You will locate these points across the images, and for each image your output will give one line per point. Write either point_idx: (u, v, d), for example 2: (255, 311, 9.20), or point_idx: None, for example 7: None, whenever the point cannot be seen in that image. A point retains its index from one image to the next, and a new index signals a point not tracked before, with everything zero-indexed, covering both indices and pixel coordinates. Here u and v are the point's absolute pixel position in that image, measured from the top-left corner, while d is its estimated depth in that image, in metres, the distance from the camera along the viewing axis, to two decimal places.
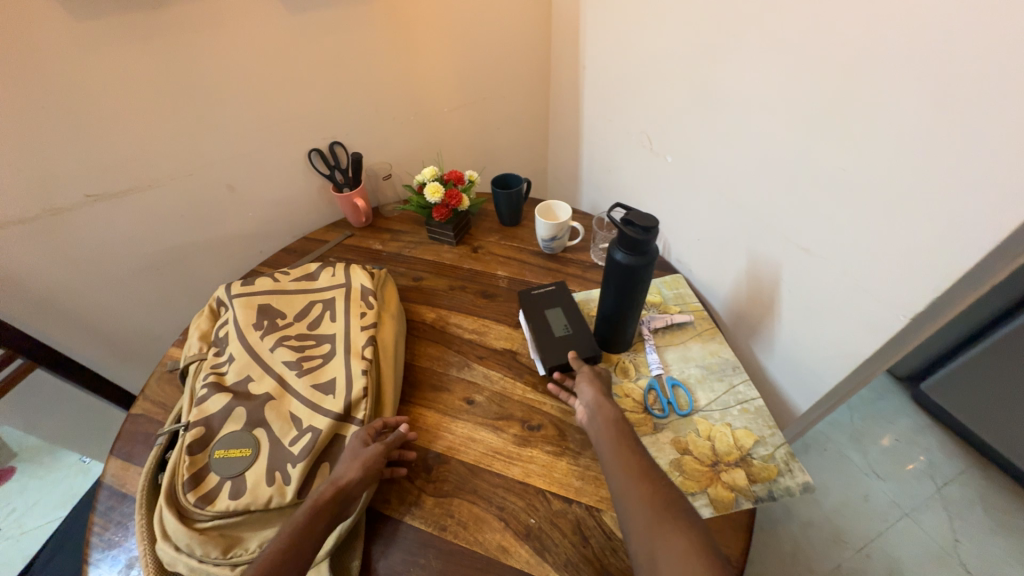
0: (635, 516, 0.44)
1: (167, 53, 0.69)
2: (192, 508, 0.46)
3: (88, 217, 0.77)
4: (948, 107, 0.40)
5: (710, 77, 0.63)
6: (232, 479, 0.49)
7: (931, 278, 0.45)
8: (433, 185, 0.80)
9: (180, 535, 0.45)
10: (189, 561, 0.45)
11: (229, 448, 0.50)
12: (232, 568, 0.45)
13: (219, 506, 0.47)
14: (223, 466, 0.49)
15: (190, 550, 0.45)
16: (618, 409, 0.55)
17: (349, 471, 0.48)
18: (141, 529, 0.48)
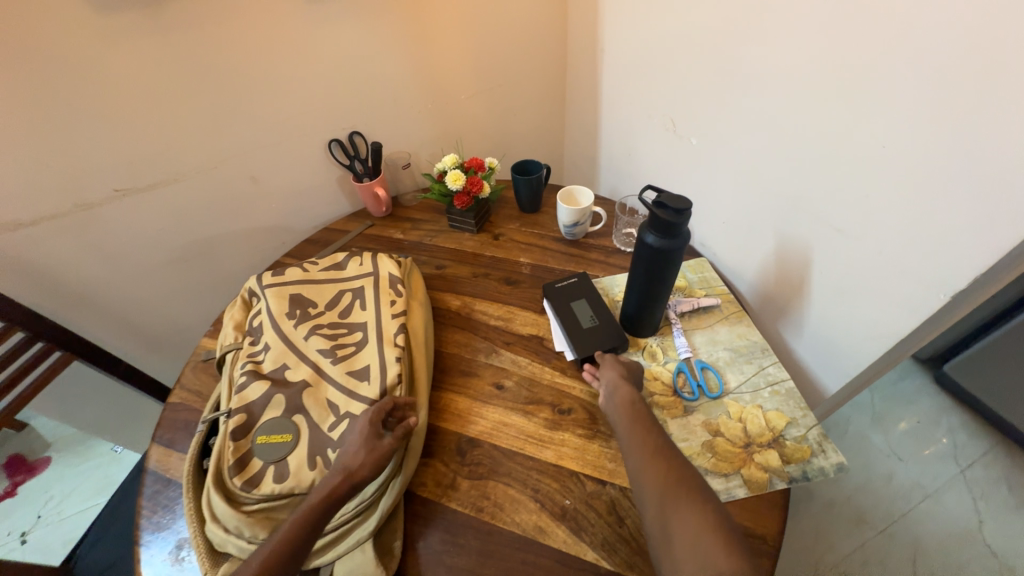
0: (650, 495, 0.46)
1: (187, 45, 0.69)
2: (238, 492, 0.48)
3: (116, 211, 0.78)
4: (992, 79, 0.38)
5: (736, 54, 0.62)
6: (275, 463, 0.50)
7: (970, 256, 0.44)
8: (454, 173, 0.80)
9: (229, 518, 0.47)
10: (239, 542, 0.46)
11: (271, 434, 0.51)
12: None
13: (264, 489, 0.48)
14: (266, 452, 0.50)
15: (239, 533, 0.47)
16: (639, 395, 0.56)
17: (358, 463, 0.48)
18: (190, 511, 0.50)
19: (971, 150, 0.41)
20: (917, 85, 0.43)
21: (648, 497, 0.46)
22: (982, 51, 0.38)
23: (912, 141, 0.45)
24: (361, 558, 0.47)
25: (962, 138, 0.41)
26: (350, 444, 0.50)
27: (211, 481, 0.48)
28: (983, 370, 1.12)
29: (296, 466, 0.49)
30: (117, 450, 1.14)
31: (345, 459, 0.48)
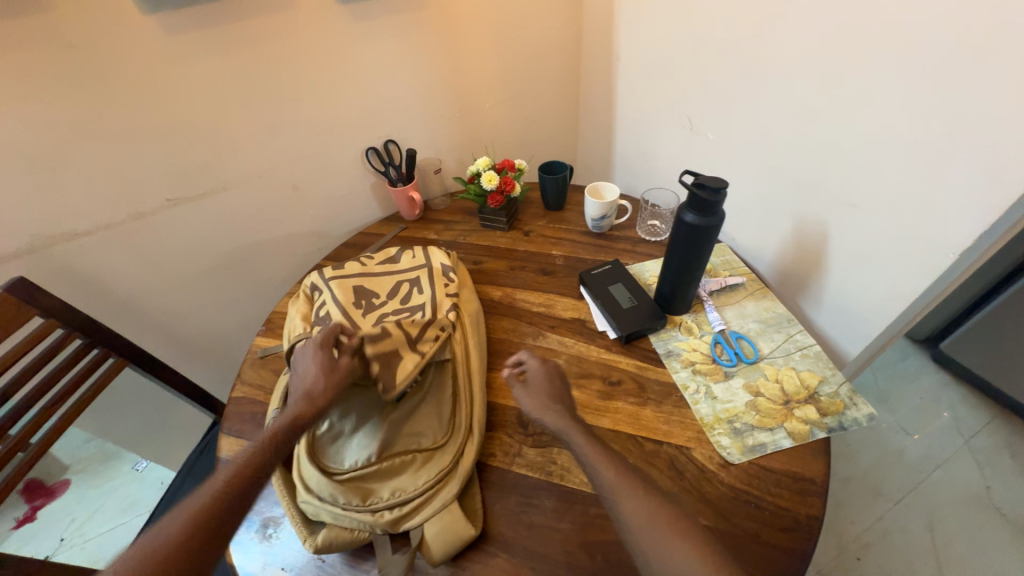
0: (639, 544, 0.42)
1: (243, 62, 0.74)
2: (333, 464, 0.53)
3: (168, 220, 0.81)
4: (988, 65, 0.45)
5: (752, 53, 0.69)
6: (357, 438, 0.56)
7: (975, 217, 0.50)
8: (489, 174, 0.86)
9: (325, 486, 0.51)
10: (332, 508, 0.50)
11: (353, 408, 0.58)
12: (372, 513, 0.50)
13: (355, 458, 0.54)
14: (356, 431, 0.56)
15: (333, 500, 0.51)
16: (569, 416, 0.52)
17: (314, 385, 0.53)
18: (280, 487, 0.53)
19: (970, 126, 0.48)
20: (924, 72, 0.50)
21: (637, 521, 0.43)
22: (979, 40, 0.45)
23: (921, 123, 0.52)
24: (449, 518, 0.51)
25: (968, 121, 0.48)
26: (306, 372, 0.55)
27: (306, 450, 0.54)
28: (976, 344, 1.20)
29: (386, 439, 0.55)
30: (140, 466, 1.11)
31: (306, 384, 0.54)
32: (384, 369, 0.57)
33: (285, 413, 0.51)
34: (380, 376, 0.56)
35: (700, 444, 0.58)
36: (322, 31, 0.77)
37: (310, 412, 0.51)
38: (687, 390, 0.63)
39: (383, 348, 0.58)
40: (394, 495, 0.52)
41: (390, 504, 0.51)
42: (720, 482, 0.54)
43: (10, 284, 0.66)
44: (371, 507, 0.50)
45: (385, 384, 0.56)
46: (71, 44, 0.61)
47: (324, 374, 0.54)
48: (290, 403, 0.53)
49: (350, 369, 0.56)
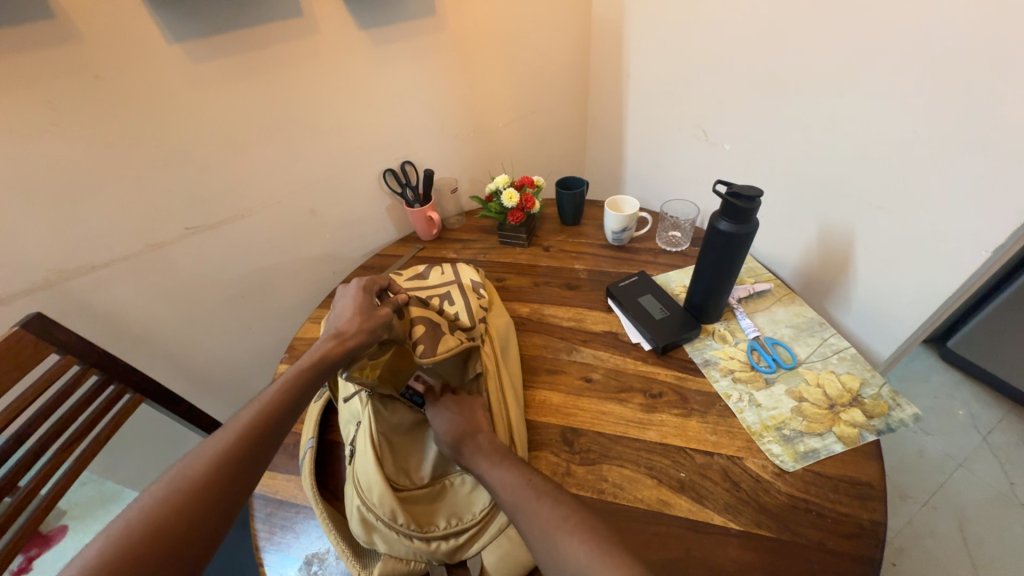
0: (534, 533, 0.44)
1: (265, 88, 0.74)
2: (393, 478, 0.51)
3: (185, 248, 0.79)
4: (1014, 69, 0.46)
5: (768, 64, 0.70)
6: (417, 456, 0.55)
7: (1001, 215, 0.52)
8: (510, 191, 0.86)
9: (387, 502, 0.47)
10: (389, 531, 0.47)
11: (397, 417, 0.57)
12: (428, 543, 0.48)
13: (419, 475, 0.53)
14: (408, 447, 0.55)
15: (392, 520, 0.47)
16: (474, 439, 0.54)
17: (349, 325, 0.56)
18: (325, 518, 0.50)
19: (995, 128, 0.50)
20: (945, 78, 0.52)
21: (535, 521, 0.44)
22: (998, 44, 0.47)
23: (945, 125, 0.54)
24: (509, 544, 0.49)
25: (991, 124, 0.50)
26: (345, 312, 0.59)
27: (372, 453, 0.50)
28: (986, 341, 1.21)
29: (439, 458, 0.55)
30: None
31: (343, 322, 0.57)
32: (425, 333, 0.59)
33: (317, 348, 0.54)
34: (420, 336, 0.58)
35: (752, 453, 0.57)
36: (343, 57, 0.78)
37: (340, 348, 0.53)
38: (731, 399, 0.63)
39: (427, 317, 0.61)
40: (449, 524, 0.50)
41: (448, 533, 0.48)
42: (777, 492, 0.53)
43: (26, 318, 0.63)
44: (430, 535, 0.48)
45: (423, 348, 0.57)
46: (98, 75, 0.60)
47: (364, 314, 0.58)
48: (322, 338, 0.56)
49: (388, 321, 0.58)
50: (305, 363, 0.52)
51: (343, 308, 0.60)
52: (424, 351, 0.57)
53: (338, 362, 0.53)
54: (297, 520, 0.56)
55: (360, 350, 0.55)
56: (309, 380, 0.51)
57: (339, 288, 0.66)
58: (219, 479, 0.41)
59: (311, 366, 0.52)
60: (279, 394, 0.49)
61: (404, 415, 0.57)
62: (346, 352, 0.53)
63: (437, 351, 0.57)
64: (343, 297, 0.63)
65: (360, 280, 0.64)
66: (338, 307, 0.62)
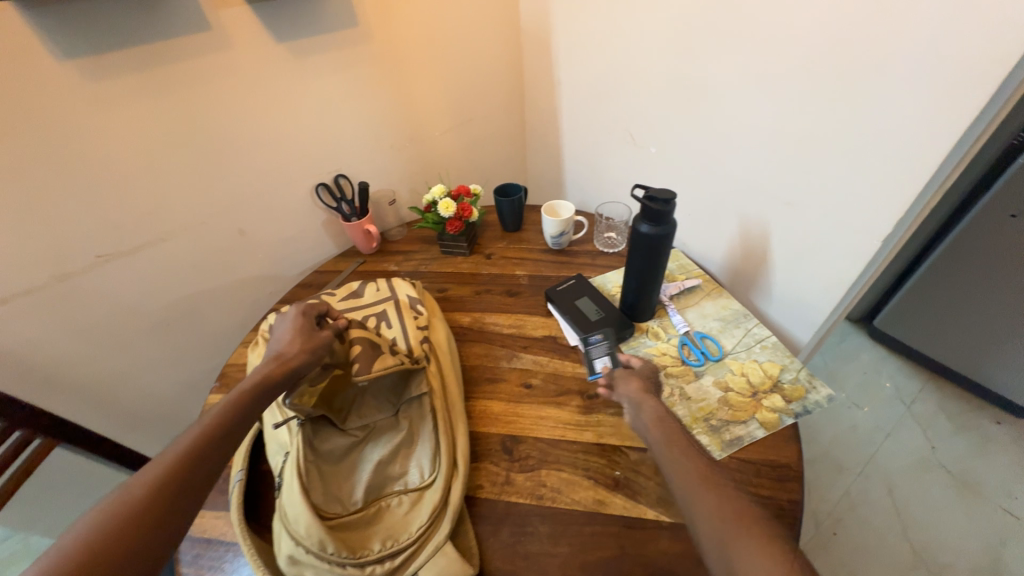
0: (708, 529, 0.41)
1: (178, 105, 0.70)
2: (324, 507, 0.49)
3: (99, 278, 0.74)
4: (890, 72, 0.51)
5: (684, 68, 0.73)
6: (351, 480, 0.52)
7: (887, 207, 0.57)
8: (446, 201, 0.86)
9: (314, 532, 0.46)
10: (319, 562, 0.45)
11: (329, 443, 0.54)
12: (362, 568, 0.46)
13: (352, 499, 0.50)
14: (341, 472, 0.52)
15: (320, 550, 0.45)
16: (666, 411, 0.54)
17: (292, 349, 0.55)
18: (253, 554, 0.49)
19: (879, 127, 0.54)
20: (835, 79, 0.56)
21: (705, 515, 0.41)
22: (878, 50, 0.51)
23: (837, 125, 0.58)
24: (445, 561, 0.48)
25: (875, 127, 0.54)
26: (285, 336, 0.58)
27: (296, 485, 0.48)
28: (904, 318, 1.32)
29: (375, 480, 0.52)
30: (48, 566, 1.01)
31: (284, 347, 0.56)
32: (363, 352, 0.58)
33: (255, 372, 0.52)
34: (358, 355, 0.58)
35: None
36: (261, 71, 0.75)
37: (280, 368, 0.53)
38: (663, 394, 0.65)
39: (367, 338, 0.60)
40: (386, 546, 0.48)
41: (382, 556, 0.47)
42: None
43: None
44: (363, 560, 0.47)
45: (358, 366, 0.57)
46: None
47: (304, 335, 0.58)
48: (262, 361, 0.55)
49: (329, 342, 0.59)
50: (244, 387, 0.50)
51: (281, 332, 0.59)
52: (359, 369, 0.57)
53: (283, 386, 0.52)
54: (227, 557, 0.54)
55: (303, 369, 0.54)
56: (249, 404, 0.49)
57: (278, 313, 0.64)
58: (160, 504, 0.38)
59: (250, 390, 0.50)
60: (220, 416, 0.46)
61: (336, 439, 0.54)
62: (289, 375, 0.53)
63: (372, 368, 0.57)
64: (283, 319, 0.61)
65: (299, 305, 0.62)
66: (275, 332, 0.60)
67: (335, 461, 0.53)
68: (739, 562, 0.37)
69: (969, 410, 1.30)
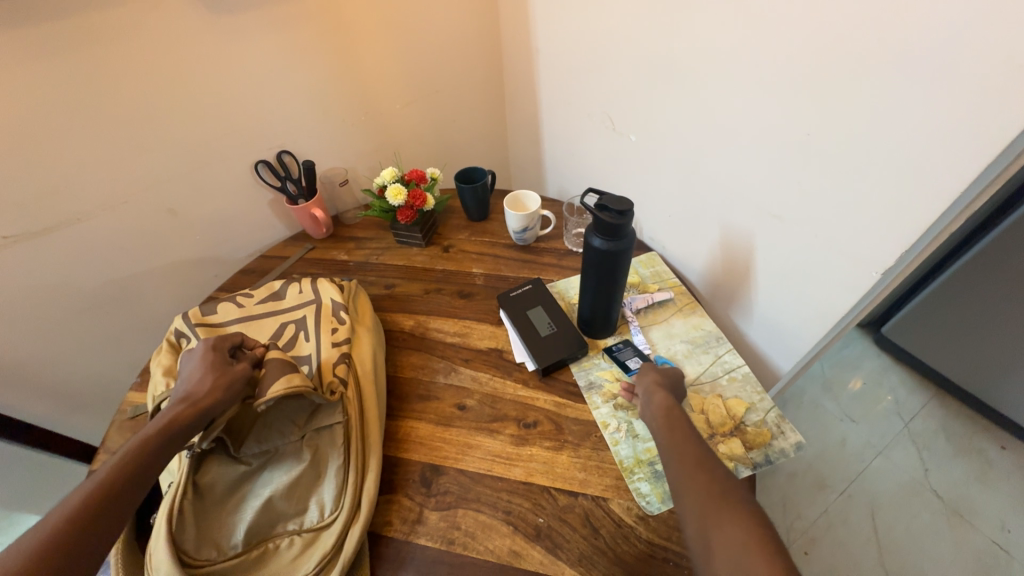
0: (688, 509, 0.41)
1: (78, 69, 0.61)
2: (197, 551, 0.44)
3: (10, 262, 0.67)
4: (909, 62, 0.39)
5: (663, 44, 0.62)
6: (235, 518, 0.46)
7: (897, 235, 0.46)
8: (395, 187, 0.77)
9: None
10: None
11: (220, 471, 0.49)
12: None
13: (232, 541, 0.45)
14: (224, 509, 0.47)
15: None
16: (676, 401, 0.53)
17: (203, 389, 0.49)
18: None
19: (891, 136, 0.43)
20: (838, 70, 0.45)
21: (688, 510, 0.41)
22: (896, 37, 0.39)
23: (834, 129, 0.47)
24: None
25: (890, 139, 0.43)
26: (191, 373, 0.51)
27: (162, 529, 0.43)
28: (912, 330, 1.20)
29: (262, 519, 0.47)
30: None
31: (192, 384, 0.49)
32: (272, 375, 0.51)
33: (160, 416, 0.46)
34: (269, 377, 0.51)
35: (618, 493, 0.52)
36: (179, 31, 0.66)
37: (192, 411, 0.46)
38: (608, 429, 0.58)
39: (281, 361, 0.54)
40: None
41: None
42: (637, 539, 0.49)
43: None
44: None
45: (263, 390, 0.50)
46: None
47: (216, 371, 0.51)
48: (168, 404, 0.48)
49: (247, 376, 0.52)
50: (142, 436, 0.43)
51: (186, 368, 0.52)
52: (263, 392, 0.50)
53: (192, 428, 0.46)
54: None
55: (218, 409, 0.48)
56: (144, 458, 0.41)
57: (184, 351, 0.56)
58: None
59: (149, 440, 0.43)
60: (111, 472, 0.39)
61: (223, 472, 0.49)
62: (201, 414, 0.46)
63: (274, 389, 0.49)
64: (189, 353, 0.54)
65: (207, 340, 0.55)
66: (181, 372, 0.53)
67: (221, 494, 0.48)
68: (719, 539, 0.38)
69: (974, 431, 1.20)
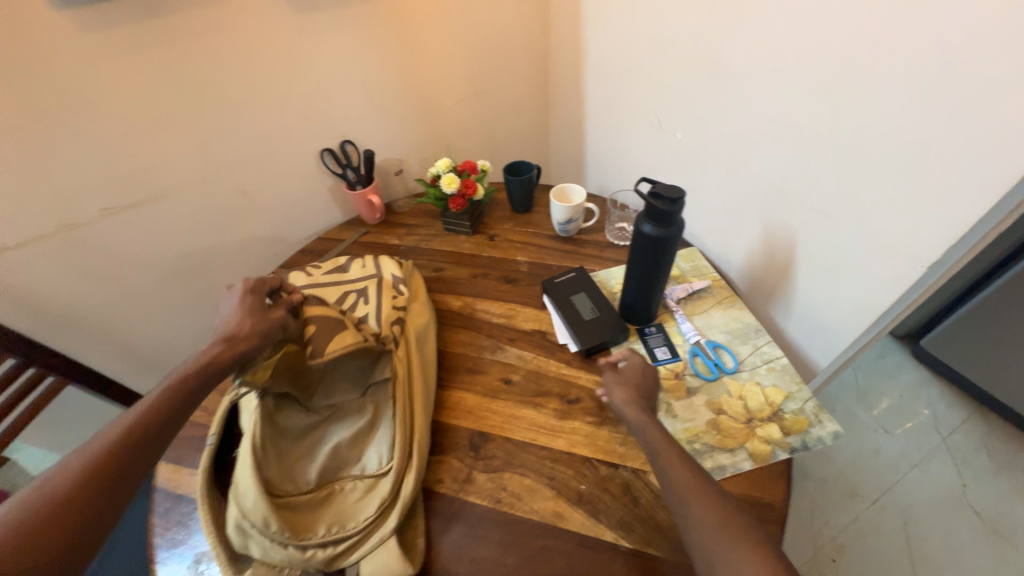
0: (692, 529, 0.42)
1: (176, 59, 0.69)
2: (278, 483, 0.50)
3: (106, 230, 0.76)
4: (958, 64, 0.41)
5: (712, 47, 0.64)
6: (308, 460, 0.52)
7: (940, 232, 0.47)
8: (448, 177, 0.82)
9: (259, 508, 0.46)
10: (261, 538, 0.46)
11: (293, 418, 0.55)
12: (302, 551, 0.46)
13: (305, 479, 0.51)
14: (299, 451, 0.53)
15: (263, 527, 0.46)
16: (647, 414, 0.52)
17: (243, 329, 0.53)
18: (206, 517, 0.49)
19: (938, 137, 0.44)
20: (887, 72, 0.46)
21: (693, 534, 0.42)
22: (947, 39, 0.41)
23: (880, 128, 0.49)
24: (386, 556, 0.47)
25: (938, 137, 0.44)
26: (234, 314, 0.56)
27: (248, 461, 0.49)
28: (953, 344, 1.18)
29: (330, 462, 0.52)
30: None
31: (232, 325, 0.54)
32: (318, 332, 0.57)
33: (199, 355, 0.50)
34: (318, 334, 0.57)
35: None
36: (262, 27, 0.73)
37: (229, 353, 0.51)
38: None
39: (325, 316, 0.59)
40: (330, 531, 0.48)
41: (324, 542, 0.47)
42: None
43: None
44: (305, 543, 0.47)
45: (314, 348, 0.56)
46: None
47: (255, 316, 0.55)
48: (207, 342, 0.52)
49: (282, 322, 0.57)
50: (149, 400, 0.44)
51: (229, 308, 0.57)
52: (314, 351, 0.56)
53: (229, 367, 0.50)
54: (194, 516, 0.56)
55: (257, 351, 0.53)
56: (154, 421, 0.43)
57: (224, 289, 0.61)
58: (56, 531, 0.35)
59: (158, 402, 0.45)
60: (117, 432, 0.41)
61: (295, 419, 0.55)
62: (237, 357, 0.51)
63: (327, 349, 0.56)
64: (232, 296, 0.59)
65: (245, 281, 0.60)
66: (221, 311, 0.58)
67: (295, 438, 0.54)
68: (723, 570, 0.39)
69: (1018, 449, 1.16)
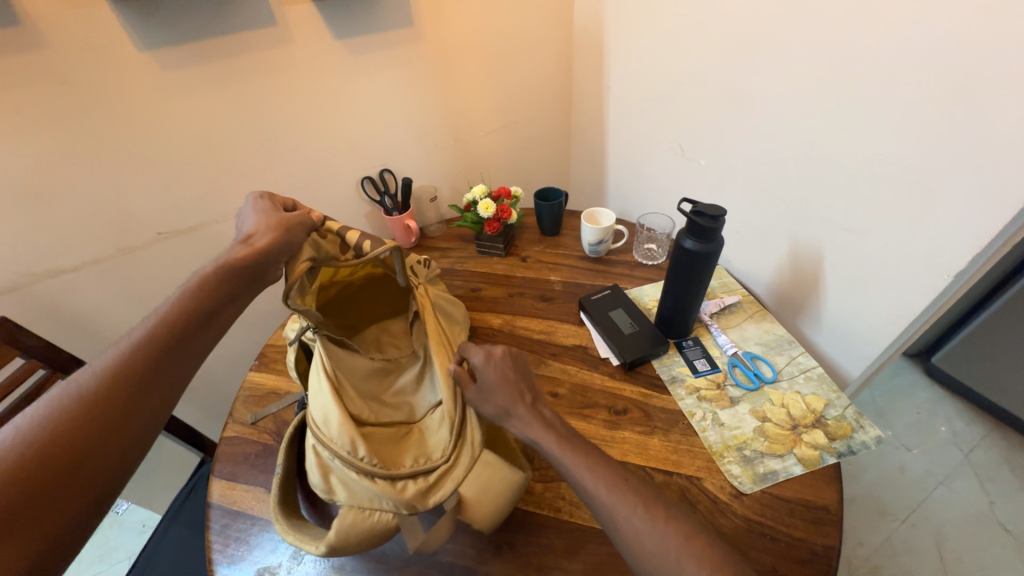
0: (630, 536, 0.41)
1: (239, 95, 0.74)
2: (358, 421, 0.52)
3: (158, 254, 0.79)
4: (972, 94, 0.46)
5: (735, 83, 0.71)
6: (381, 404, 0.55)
7: (967, 244, 0.51)
8: (485, 202, 0.86)
9: (346, 434, 0.48)
10: (347, 468, 0.47)
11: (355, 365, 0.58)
12: (391, 481, 0.47)
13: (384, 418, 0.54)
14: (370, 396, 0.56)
15: (351, 454, 0.47)
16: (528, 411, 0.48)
17: (267, 232, 0.54)
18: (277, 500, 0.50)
19: (958, 158, 0.49)
20: (905, 102, 0.52)
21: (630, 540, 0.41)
22: (958, 72, 0.47)
23: (901, 150, 0.54)
24: (487, 472, 0.48)
25: (958, 158, 0.49)
26: (258, 220, 0.56)
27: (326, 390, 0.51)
28: (966, 360, 1.21)
29: None
30: (121, 509, 1.17)
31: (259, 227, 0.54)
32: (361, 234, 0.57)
33: (222, 255, 0.51)
34: (359, 237, 0.56)
35: (711, 473, 0.57)
36: (318, 67, 0.79)
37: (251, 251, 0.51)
38: (694, 417, 0.62)
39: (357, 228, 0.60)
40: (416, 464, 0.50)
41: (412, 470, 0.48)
42: (734, 514, 0.52)
43: None
44: (394, 475, 0.47)
45: (365, 244, 0.56)
46: (66, 82, 0.61)
47: (277, 217, 0.56)
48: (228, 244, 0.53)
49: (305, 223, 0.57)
50: (126, 346, 0.42)
51: (252, 216, 0.57)
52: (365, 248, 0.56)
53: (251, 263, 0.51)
54: (252, 532, 0.56)
55: (288, 246, 0.54)
56: (143, 371, 0.41)
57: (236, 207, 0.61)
58: (56, 482, 0.34)
59: (135, 352, 0.41)
60: (105, 381, 0.39)
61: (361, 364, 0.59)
62: (260, 253, 0.51)
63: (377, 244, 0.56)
64: (250, 207, 0.59)
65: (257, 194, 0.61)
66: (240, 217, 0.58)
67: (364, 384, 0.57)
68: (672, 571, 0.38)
69: None
